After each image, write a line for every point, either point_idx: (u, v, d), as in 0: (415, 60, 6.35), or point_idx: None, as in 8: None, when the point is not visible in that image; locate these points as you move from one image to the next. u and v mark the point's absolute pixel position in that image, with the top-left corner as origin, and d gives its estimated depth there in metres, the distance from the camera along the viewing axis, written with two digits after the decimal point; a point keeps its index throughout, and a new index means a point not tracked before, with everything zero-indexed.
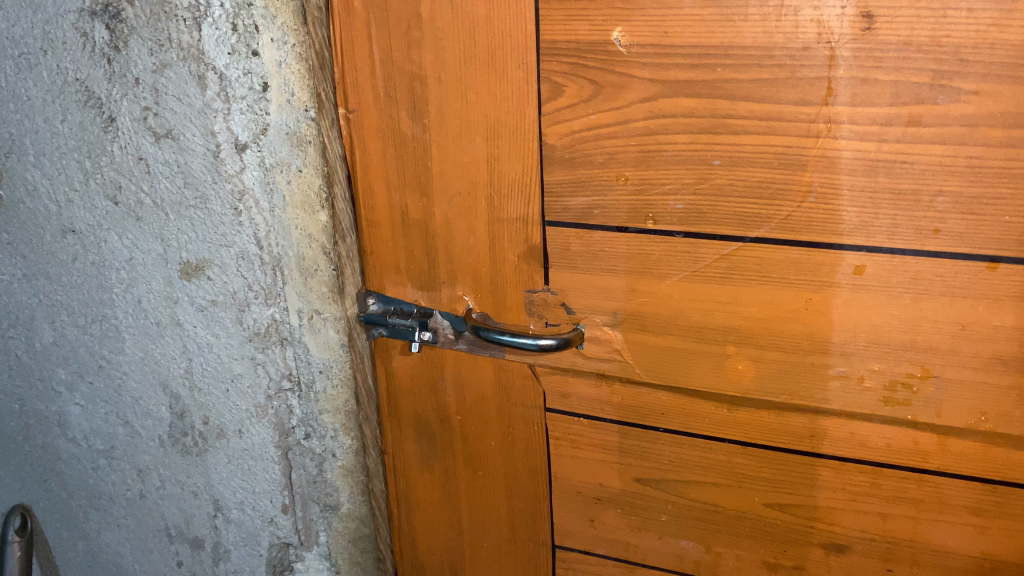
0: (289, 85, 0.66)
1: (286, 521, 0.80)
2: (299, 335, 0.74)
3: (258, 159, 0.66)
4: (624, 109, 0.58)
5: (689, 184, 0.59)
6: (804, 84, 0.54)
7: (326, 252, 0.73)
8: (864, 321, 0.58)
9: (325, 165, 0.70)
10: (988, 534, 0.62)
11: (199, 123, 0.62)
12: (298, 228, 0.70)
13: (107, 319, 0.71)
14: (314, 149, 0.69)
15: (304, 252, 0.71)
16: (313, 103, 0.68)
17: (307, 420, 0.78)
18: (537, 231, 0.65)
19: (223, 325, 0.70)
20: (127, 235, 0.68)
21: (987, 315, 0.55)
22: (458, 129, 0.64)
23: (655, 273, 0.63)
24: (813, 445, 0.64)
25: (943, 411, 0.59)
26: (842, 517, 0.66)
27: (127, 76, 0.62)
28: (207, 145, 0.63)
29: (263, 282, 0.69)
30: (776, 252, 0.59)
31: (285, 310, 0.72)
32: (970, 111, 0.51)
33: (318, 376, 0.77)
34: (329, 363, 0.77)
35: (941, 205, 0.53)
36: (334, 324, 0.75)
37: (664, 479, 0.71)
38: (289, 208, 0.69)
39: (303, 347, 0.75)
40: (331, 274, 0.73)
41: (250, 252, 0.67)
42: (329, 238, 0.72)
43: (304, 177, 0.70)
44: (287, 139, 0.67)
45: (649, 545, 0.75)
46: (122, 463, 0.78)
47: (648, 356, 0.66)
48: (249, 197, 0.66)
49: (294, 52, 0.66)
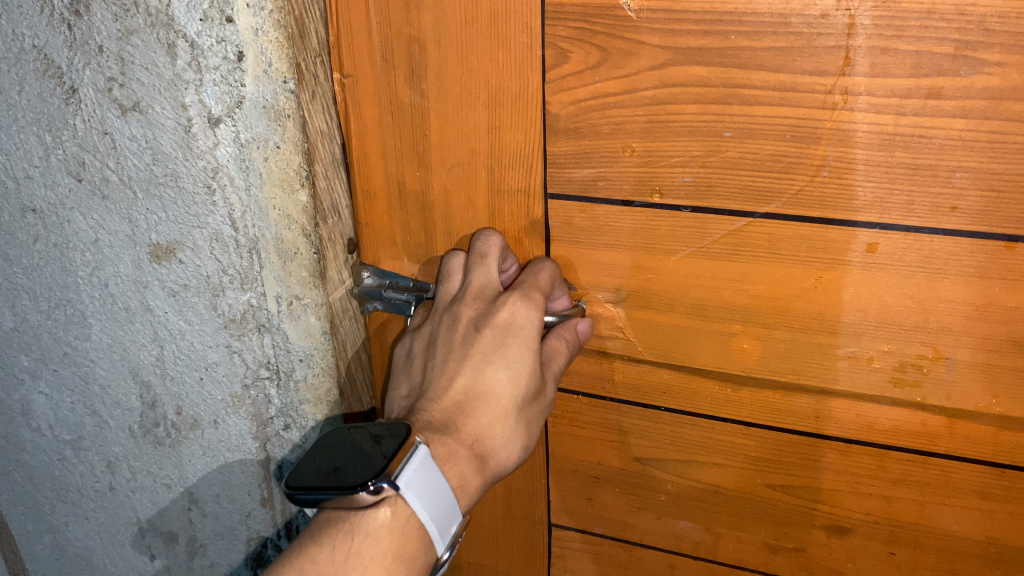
0: (266, 54, 0.58)
1: (264, 515, 0.75)
2: (278, 322, 0.67)
3: (232, 135, 0.58)
4: (633, 76, 0.56)
5: (698, 157, 0.57)
6: (819, 53, 0.52)
7: (307, 234, 0.66)
8: (875, 300, 0.57)
9: (305, 141, 0.64)
10: (994, 519, 0.61)
11: (169, 96, 0.55)
12: (277, 208, 0.63)
13: (71, 304, 0.69)
14: (293, 123, 0.62)
15: (283, 233, 0.64)
16: (292, 74, 0.61)
17: (287, 411, 0.72)
18: (539, 203, 0.63)
19: (196, 309, 0.65)
20: (92, 215, 0.63)
21: (1004, 296, 0.54)
22: (458, 96, 0.61)
23: (660, 249, 0.61)
24: (819, 426, 0.62)
25: (954, 394, 0.58)
26: (846, 500, 0.65)
27: (89, 44, 0.56)
28: (177, 119, 0.56)
29: (239, 266, 0.62)
30: (787, 228, 0.57)
31: (263, 296, 0.65)
32: (994, 84, 0.49)
33: (300, 364, 0.70)
34: (311, 351, 0.71)
35: (959, 181, 0.52)
36: (315, 311, 0.69)
37: (664, 459, 0.69)
38: (267, 187, 0.61)
39: (282, 334, 0.68)
40: (312, 257, 0.67)
41: (224, 233, 0.61)
42: (309, 219, 0.66)
43: (283, 154, 0.62)
44: (264, 113, 0.60)
45: (647, 526, 0.73)
46: (90, 453, 0.77)
47: (652, 335, 0.64)
48: (223, 174, 0.58)
49: (271, 18, 0.58)
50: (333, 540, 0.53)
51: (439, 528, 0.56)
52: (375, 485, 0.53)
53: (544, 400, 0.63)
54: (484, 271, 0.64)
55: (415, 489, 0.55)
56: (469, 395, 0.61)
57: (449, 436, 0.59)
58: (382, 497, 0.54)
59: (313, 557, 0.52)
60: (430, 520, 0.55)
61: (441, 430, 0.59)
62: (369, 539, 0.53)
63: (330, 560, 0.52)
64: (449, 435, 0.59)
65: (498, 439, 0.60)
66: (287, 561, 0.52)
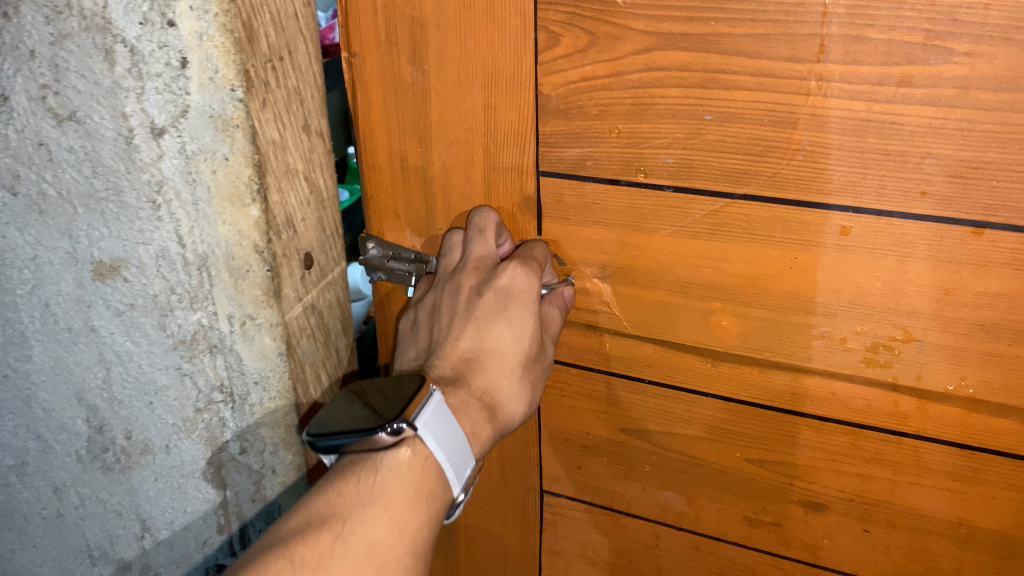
0: (212, 60, 0.56)
1: (220, 541, 0.77)
2: (230, 343, 0.66)
3: (177, 145, 0.58)
4: (619, 60, 0.59)
5: (681, 139, 0.59)
6: (796, 40, 0.53)
7: (260, 251, 0.63)
8: (848, 282, 0.59)
9: (256, 152, 0.60)
10: (965, 500, 0.63)
11: (108, 105, 0.56)
12: (226, 223, 0.61)
13: (11, 325, 0.67)
14: (243, 133, 0.59)
15: (234, 250, 0.63)
16: (240, 81, 0.57)
17: (243, 436, 0.71)
18: (532, 180, 0.66)
19: (143, 330, 0.66)
20: (30, 230, 0.62)
21: (972, 280, 0.55)
22: (457, 76, 0.64)
23: (645, 227, 0.63)
24: (795, 403, 0.64)
25: (924, 375, 0.59)
26: (822, 476, 0.67)
27: (20, 48, 0.55)
28: (118, 130, 0.57)
29: (187, 284, 0.63)
30: (764, 210, 0.59)
31: (214, 315, 0.65)
32: (962, 73, 0.51)
33: (254, 387, 0.69)
34: (266, 373, 0.69)
35: (928, 167, 0.54)
36: (271, 331, 0.67)
37: (649, 431, 0.72)
38: (214, 200, 0.60)
39: (235, 356, 0.67)
40: (266, 276, 0.64)
41: (170, 249, 0.62)
42: (263, 235, 0.63)
43: (232, 166, 0.60)
44: (211, 123, 0.58)
45: (633, 495, 0.76)
46: (35, 479, 0.75)
47: (636, 310, 0.66)
48: (168, 188, 0.59)
49: (217, 22, 0.54)
50: (359, 474, 0.56)
51: (455, 470, 0.60)
52: (395, 426, 0.56)
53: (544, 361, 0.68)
54: (483, 244, 0.67)
55: (432, 431, 0.58)
56: (477, 353, 0.65)
57: (461, 389, 0.63)
58: (403, 438, 0.57)
59: (340, 490, 0.55)
60: (447, 460, 0.59)
61: (454, 383, 0.64)
62: (392, 474, 0.56)
63: (356, 493, 0.55)
64: (461, 387, 0.63)
65: (506, 393, 0.65)
66: (316, 495, 0.55)
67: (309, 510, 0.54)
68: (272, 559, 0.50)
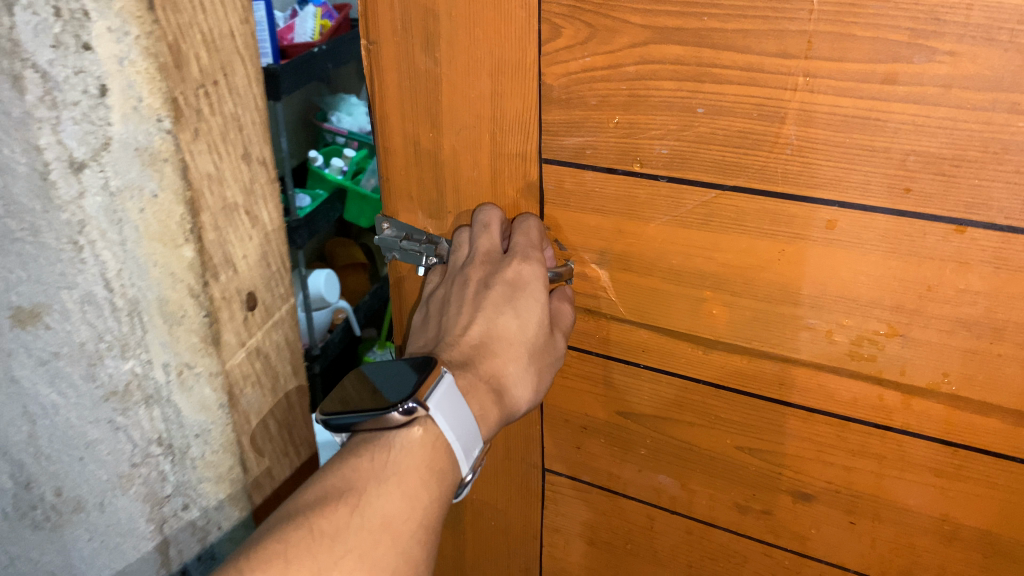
0: (135, 87, 0.46)
1: None
2: (167, 392, 0.55)
3: (101, 180, 0.47)
4: (617, 52, 0.60)
5: (675, 131, 0.61)
6: (784, 37, 0.55)
7: (196, 294, 0.54)
8: (834, 275, 0.60)
9: (189, 187, 0.50)
10: (948, 496, 0.63)
11: (20, 135, 0.44)
12: (158, 265, 0.51)
13: None
14: (173, 166, 0.49)
15: (167, 292, 0.52)
16: (168, 109, 0.47)
17: (187, 488, 0.60)
18: (535, 166, 0.68)
19: (70, 381, 0.53)
20: None
21: (954, 277, 0.56)
22: (465, 65, 0.67)
23: (640, 215, 0.65)
24: (783, 393, 0.66)
25: (908, 370, 0.60)
26: (809, 466, 0.68)
27: None
28: (33, 164, 0.45)
29: (117, 331, 0.52)
30: (753, 202, 0.60)
31: (149, 363, 0.54)
32: (945, 72, 0.51)
33: (196, 440, 0.59)
34: (207, 425, 0.59)
35: (912, 164, 0.55)
36: (212, 380, 0.57)
37: (644, 415, 0.74)
38: (144, 239, 0.50)
39: (174, 407, 0.56)
40: (204, 321, 0.55)
41: (97, 293, 0.50)
42: (199, 276, 0.53)
43: (162, 204, 0.50)
44: (136, 157, 0.48)
45: (629, 477, 0.78)
46: None
47: (632, 295, 0.68)
48: (93, 226, 0.48)
49: (138, 44, 0.45)
50: (372, 452, 0.57)
51: (463, 450, 0.61)
52: (408, 406, 0.58)
53: (551, 353, 0.70)
54: (488, 238, 0.70)
55: (442, 411, 0.60)
56: (486, 341, 0.68)
57: (470, 370, 0.65)
58: (414, 417, 0.58)
59: (355, 465, 0.56)
60: (456, 440, 0.60)
61: (462, 365, 0.66)
62: (405, 452, 0.57)
63: (370, 467, 0.55)
64: (470, 370, 0.65)
65: (512, 378, 0.67)
66: (332, 470, 0.55)
67: (325, 484, 0.54)
68: (290, 527, 0.50)
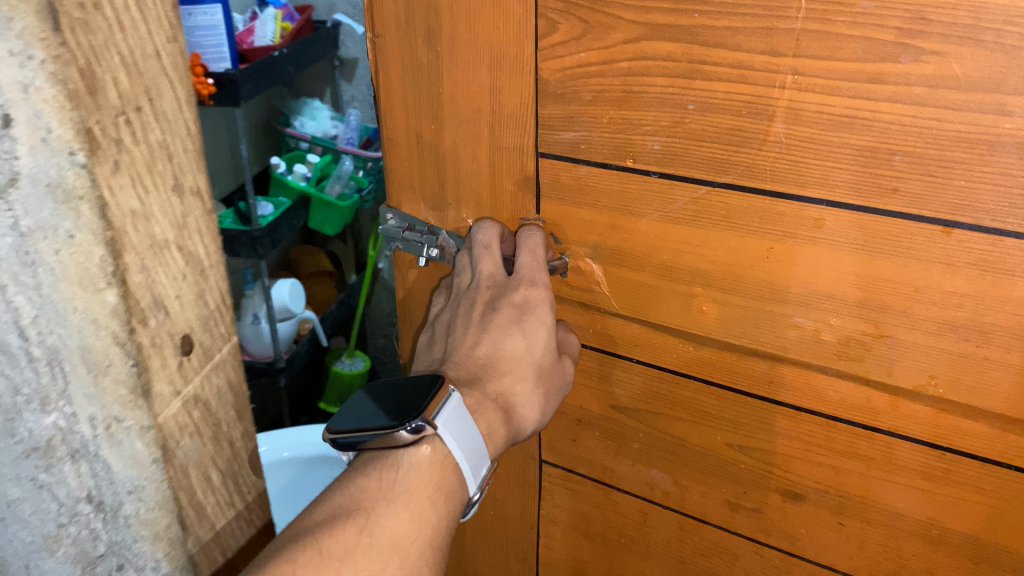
0: (43, 116, 0.32)
1: None
2: (95, 448, 0.40)
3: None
4: (611, 48, 0.61)
5: (666, 127, 0.61)
6: (773, 35, 0.55)
7: (122, 341, 0.38)
8: (821, 274, 0.60)
9: (109, 224, 0.35)
10: (936, 500, 0.63)
11: None
12: (76, 313, 0.36)
13: None
14: (91, 206, 0.34)
15: (88, 340, 0.37)
16: (85, 139, 0.33)
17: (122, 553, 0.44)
18: (531, 160, 0.69)
19: None
20: None
21: (941, 279, 0.56)
22: (466, 58, 0.68)
23: (633, 211, 0.66)
24: (772, 392, 0.66)
25: (895, 372, 0.60)
26: (799, 466, 0.68)
27: None
28: None
29: (33, 382, 0.37)
30: (742, 199, 0.61)
31: (74, 416, 0.38)
32: (932, 72, 0.51)
33: (128, 499, 0.42)
34: (142, 482, 0.42)
35: (898, 164, 0.54)
36: (143, 435, 0.41)
37: (637, 409, 0.74)
38: (59, 284, 0.35)
39: (102, 465, 0.40)
40: (132, 372, 0.39)
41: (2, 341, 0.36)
42: (126, 321, 0.38)
43: (80, 246, 0.35)
44: (48, 195, 0.33)
45: (623, 471, 0.79)
46: None
47: (625, 290, 0.69)
48: None
49: (45, 72, 0.31)
50: (380, 471, 0.58)
51: (472, 469, 0.62)
52: (415, 425, 0.59)
53: (559, 372, 0.72)
54: (489, 261, 0.71)
55: (451, 429, 0.61)
56: (493, 360, 0.69)
57: (478, 391, 0.66)
58: (423, 436, 0.60)
59: (363, 485, 0.57)
60: (463, 459, 0.62)
61: (470, 385, 0.67)
62: (412, 470, 0.58)
63: (378, 488, 0.57)
64: (478, 390, 0.67)
65: (521, 397, 0.69)
66: (339, 491, 0.56)
67: (333, 505, 0.55)
68: (300, 548, 0.51)
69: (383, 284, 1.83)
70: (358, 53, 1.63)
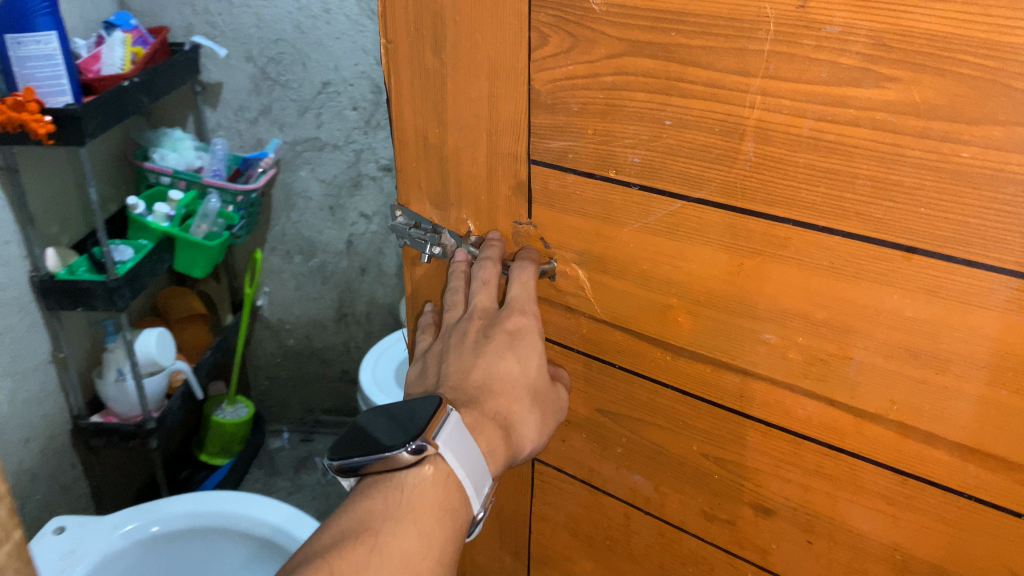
0: None
1: None
2: None
3: None
4: (596, 63, 0.63)
5: (645, 141, 0.63)
6: (743, 55, 0.55)
7: None
8: (788, 292, 0.61)
9: None
10: (899, 526, 0.63)
11: None
12: None
13: None
14: None
15: None
16: None
17: None
18: (524, 166, 0.72)
19: None
20: None
21: (901, 304, 0.56)
22: (467, 67, 0.71)
23: (615, 220, 0.68)
24: (743, 406, 0.67)
25: (859, 394, 0.60)
26: (770, 481, 0.69)
27: None
28: None
29: None
30: (715, 214, 0.62)
31: None
32: (893, 98, 0.51)
33: None
34: None
35: (862, 188, 0.54)
36: None
37: (620, 414, 0.77)
38: None
39: None
40: None
41: None
42: None
43: None
44: None
45: (608, 474, 0.81)
46: None
47: (608, 297, 0.71)
48: None
49: None
50: (386, 492, 0.61)
51: (475, 488, 0.65)
52: (416, 445, 0.61)
53: (554, 395, 0.76)
54: (484, 293, 0.74)
55: (452, 448, 0.64)
56: (489, 382, 0.72)
57: (476, 409, 0.69)
58: (426, 456, 0.62)
59: (370, 508, 0.60)
60: (466, 477, 0.64)
61: (468, 406, 0.70)
62: (417, 490, 0.61)
63: (385, 509, 0.60)
64: (477, 409, 0.69)
65: (518, 415, 0.72)
66: (348, 513, 0.60)
67: (342, 528, 0.59)
68: (312, 569, 0.54)
69: (264, 324, 2.01)
70: (222, 77, 1.70)
